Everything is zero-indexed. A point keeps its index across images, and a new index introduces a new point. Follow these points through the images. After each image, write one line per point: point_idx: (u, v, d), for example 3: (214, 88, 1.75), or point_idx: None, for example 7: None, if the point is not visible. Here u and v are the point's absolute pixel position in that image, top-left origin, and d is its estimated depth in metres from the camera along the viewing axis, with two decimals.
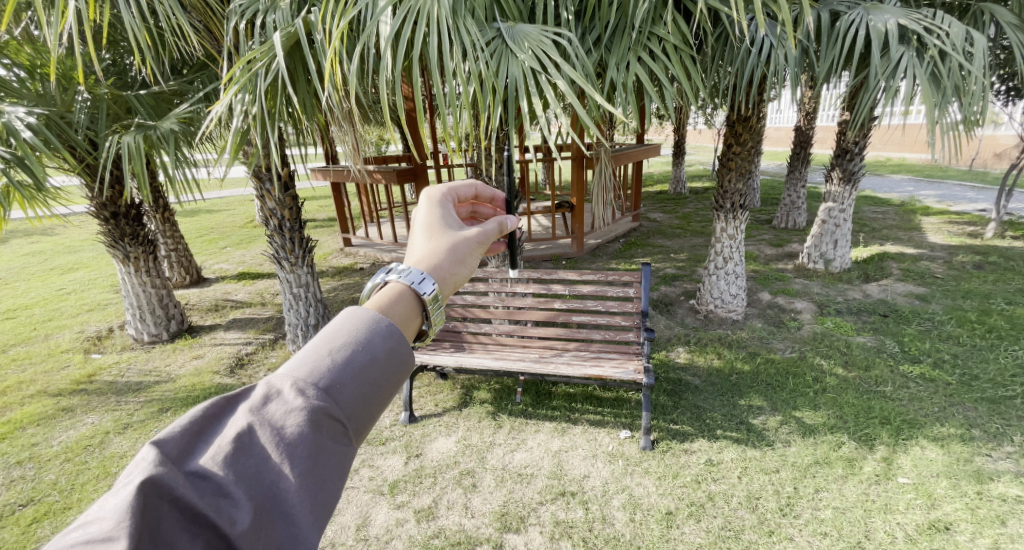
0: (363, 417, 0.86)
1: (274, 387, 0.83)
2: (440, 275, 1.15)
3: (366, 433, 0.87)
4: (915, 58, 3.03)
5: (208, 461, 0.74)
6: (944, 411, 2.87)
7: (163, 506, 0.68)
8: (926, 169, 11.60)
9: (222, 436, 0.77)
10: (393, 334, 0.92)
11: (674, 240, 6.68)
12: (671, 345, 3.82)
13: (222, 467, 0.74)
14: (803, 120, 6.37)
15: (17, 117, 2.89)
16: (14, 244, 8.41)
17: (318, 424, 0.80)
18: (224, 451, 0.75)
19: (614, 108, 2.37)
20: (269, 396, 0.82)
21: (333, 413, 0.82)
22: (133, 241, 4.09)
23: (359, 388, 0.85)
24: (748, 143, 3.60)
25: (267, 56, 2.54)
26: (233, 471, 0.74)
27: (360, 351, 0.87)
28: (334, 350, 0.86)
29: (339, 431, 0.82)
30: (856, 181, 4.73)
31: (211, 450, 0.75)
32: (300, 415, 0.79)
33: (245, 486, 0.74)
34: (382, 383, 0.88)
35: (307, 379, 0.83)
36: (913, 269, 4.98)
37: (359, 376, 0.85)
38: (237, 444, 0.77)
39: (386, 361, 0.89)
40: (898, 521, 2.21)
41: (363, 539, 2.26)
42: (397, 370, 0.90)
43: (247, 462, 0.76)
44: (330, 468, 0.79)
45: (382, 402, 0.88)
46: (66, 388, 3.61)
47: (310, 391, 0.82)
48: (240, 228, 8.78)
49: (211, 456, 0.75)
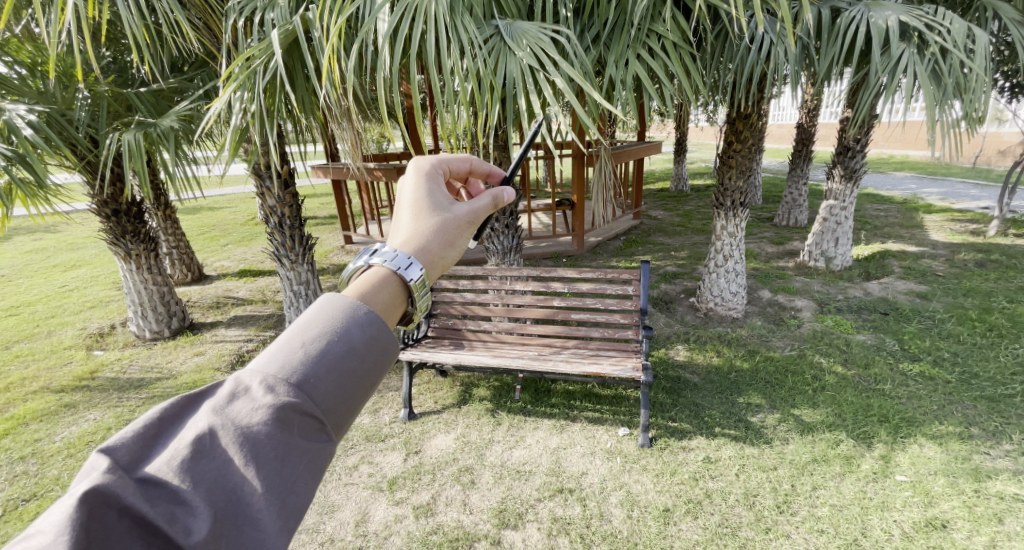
0: (338, 411, 0.85)
1: (239, 383, 0.83)
2: (429, 265, 1.14)
3: (344, 427, 0.87)
4: (916, 55, 3.02)
5: (163, 466, 0.74)
6: (943, 409, 2.87)
7: (111, 514, 0.68)
8: (930, 166, 11.54)
9: (181, 437, 0.78)
10: (373, 323, 0.91)
11: (675, 238, 6.68)
12: (670, 343, 3.83)
13: (180, 471, 0.74)
14: (805, 117, 6.33)
15: (18, 115, 2.90)
16: (17, 241, 8.47)
17: (288, 422, 0.79)
18: (182, 454, 0.75)
19: (613, 106, 2.35)
20: (233, 394, 0.82)
21: (305, 409, 0.81)
22: (135, 238, 4.11)
23: (334, 380, 0.84)
24: (749, 140, 3.58)
25: (265, 53, 2.56)
26: (190, 476, 0.74)
27: (334, 342, 0.86)
28: (305, 343, 0.86)
29: (311, 426, 0.82)
30: (857, 178, 4.71)
31: (167, 454, 0.75)
32: (266, 414, 0.79)
33: (206, 489, 0.74)
34: (360, 374, 0.87)
35: (274, 375, 0.82)
36: (915, 267, 4.97)
37: (333, 369, 0.85)
38: (195, 447, 0.76)
39: (364, 352, 0.88)
40: (895, 519, 2.21)
41: (361, 535, 2.28)
42: (377, 358, 0.90)
43: (207, 465, 0.76)
44: (301, 467, 0.79)
45: (359, 395, 0.88)
46: (68, 385, 3.63)
47: (278, 388, 0.81)
48: (241, 226, 8.81)
49: (167, 461, 0.74)
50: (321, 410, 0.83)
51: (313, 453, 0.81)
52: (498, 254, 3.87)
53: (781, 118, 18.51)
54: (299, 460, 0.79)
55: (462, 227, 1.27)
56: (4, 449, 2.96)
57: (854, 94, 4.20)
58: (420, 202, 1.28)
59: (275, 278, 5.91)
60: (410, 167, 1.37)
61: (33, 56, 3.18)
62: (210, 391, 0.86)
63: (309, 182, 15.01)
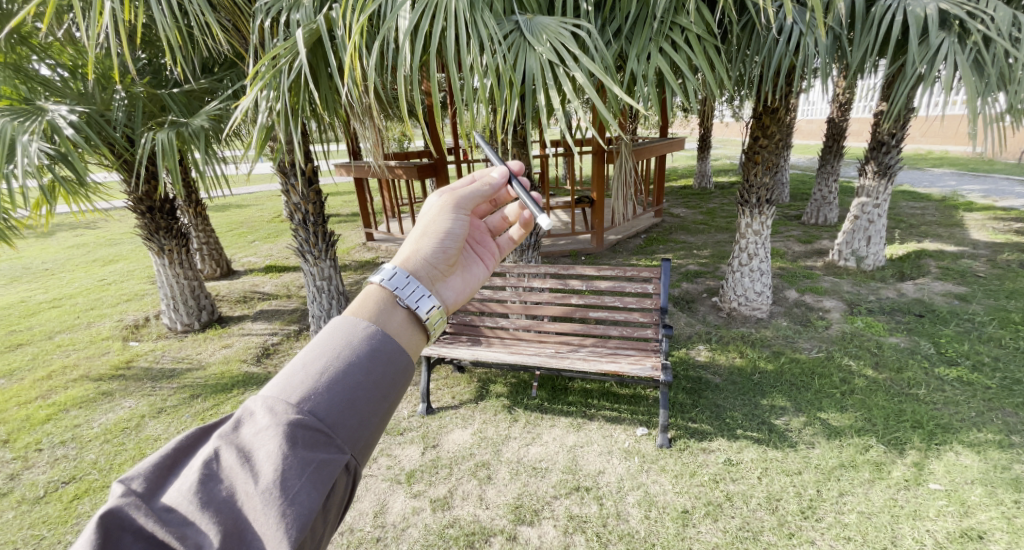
0: (344, 423, 0.86)
1: (249, 407, 0.88)
2: (406, 261, 1.17)
3: (356, 439, 0.87)
4: (957, 45, 2.88)
5: (175, 493, 0.79)
6: (982, 416, 2.74)
7: (126, 536, 0.75)
8: (972, 161, 11.02)
9: (192, 465, 0.82)
10: (375, 337, 0.94)
11: (697, 236, 6.55)
12: (691, 343, 3.76)
13: (189, 496, 0.78)
14: (836, 112, 6.11)
15: (61, 116, 3.03)
16: (59, 237, 8.87)
17: (292, 439, 0.81)
18: (191, 481, 0.80)
19: (635, 101, 2.30)
20: (242, 418, 0.87)
21: (311, 425, 0.83)
22: (168, 234, 4.26)
23: (338, 394, 0.86)
24: (776, 135, 3.48)
25: (291, 53, 2.61)
26: (197, 500, 0.78)
27: (336, 360, 0.89)
28: (307, 363, 0.89)
29: (316, 440, 0.83)
30: (892, 174, 4.53)
31: (178, 481, 0.80)
32: (269, 433, 0.82)
33: (215, 509, 0.78)
34: (366, 386, 0.89)
35: (278, 396, 0.86)
36: (953, 268, 4.76)
37: (336, 384, 0.87)
38: (203, 471, 0.81)
39: (369, 364, 0.91)
40: (927, 528, 2.12)
41: (380, 526, 2.32)
42: (382, 368, 0.91)
43: (215, 489, 0.80)
44: (306, 480, 0.80)
45: (370, 406, 0.89)
46: (106, 374, 3.80)
47: (280, 408, 0.84)
48: (267, 223, 9.03)
49: (177, 487, 0.79)
50: (328, 424, 0.85)
51: (320, 465, 0.82)
52: (516, 251, 3.87)
53: (812, 113, 17.91)
54: (302, 475, 0.80)
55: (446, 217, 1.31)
56: (46, 434, 3.11)
57: (890, 87, 4.03)
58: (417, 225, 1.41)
59: (299, 274, 6.04)
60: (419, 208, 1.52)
61: (75, 59, 3.35)
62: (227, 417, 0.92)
63: (333, 180, 15.30)
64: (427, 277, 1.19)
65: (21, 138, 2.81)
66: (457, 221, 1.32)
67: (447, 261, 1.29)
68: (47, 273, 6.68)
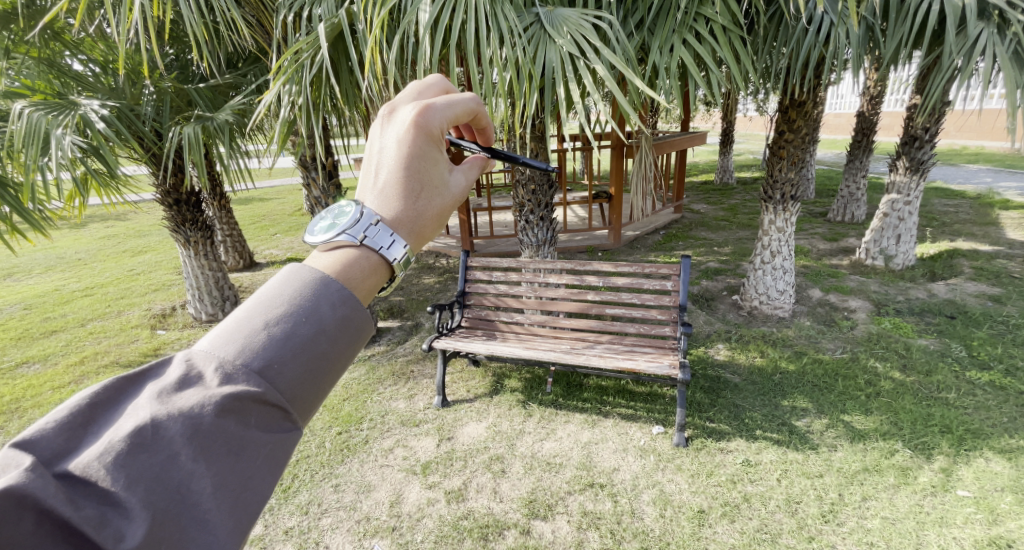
0: (305, 397, 0.75)
1: (192, 365, 0.71)
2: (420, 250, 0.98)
3: (312, 414, 0.77)
4: (996, 36, 2.76)
5: (95, 464, 0.61)
6: (1016, 422, 2.63)
7: (28, 518, 0.55)
8: (1010, 157, 10.60)
9: (113, 430, 0.65)
10: (347, 301, 0.78)
11: (718, 233, 6.45)
12: (711, 341, 3.70)
13: (115, 470, 0.61)
14: (866, 105, 5.92)
15: (92, 110, 3.12)
16: (91, 228, 9.19)
17: (246, 414, 0.68)
18: (117, 450, 0.62)
19: (657, 94, 2.24)
20: (183, 379, 0.70)
21: (269, 399, 0.70)
22: (193, 227, 4.36)
23: (304, 365, 0.73)
24: (803, 130, 3.38)
25: (313, 47, 2.65)
26: (124, 476, 0.61)
27: (305, 323, 0.74)
28: (269, 322, 0.73)
29: (274, 416, 0.71)
30: (925, 170, 4.36)
31: (97, 448, 0.62)
32: (223, 403, 0.67)
33: (145, 488, 0.61)
34: (332, 358, 0.76)
35: (232, 360, 0.70)
36: (988, 268, 4.58)
37: (302, 352, 0.73)
38: (132, 440, 0.63)
39: (338, 333, 0.76)
40: (953, 535, 2.05)
41: (396, 515, 2.34)
42: (356, 340, 0.79)
43: (149, 461, 0.63)
44: (257, 464, 0.68)
45: (332, 380, 0.77)
46: (135, 360, 3.93)
47: (237, 373, 0.69)
48: (290, 216, 9.20)
49: (96, 457, 0.61)
50: (287, 398, 0.72)
51: (275, 447, 0.70)
52: (533, 247, 3.85)
53: (840, 106, 17.46)
54: (259, 456, 0.69)
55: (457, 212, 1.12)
56: None
57: (925, 79, 3.88)
58: (419, 172, 1.03)
59: None
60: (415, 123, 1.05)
61: (105, 54, 3.44)
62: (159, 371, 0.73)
63: (354, 174, 15.56)
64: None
65: (54, 131, 2.89)
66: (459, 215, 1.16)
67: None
68: (80, 263, 6.92)
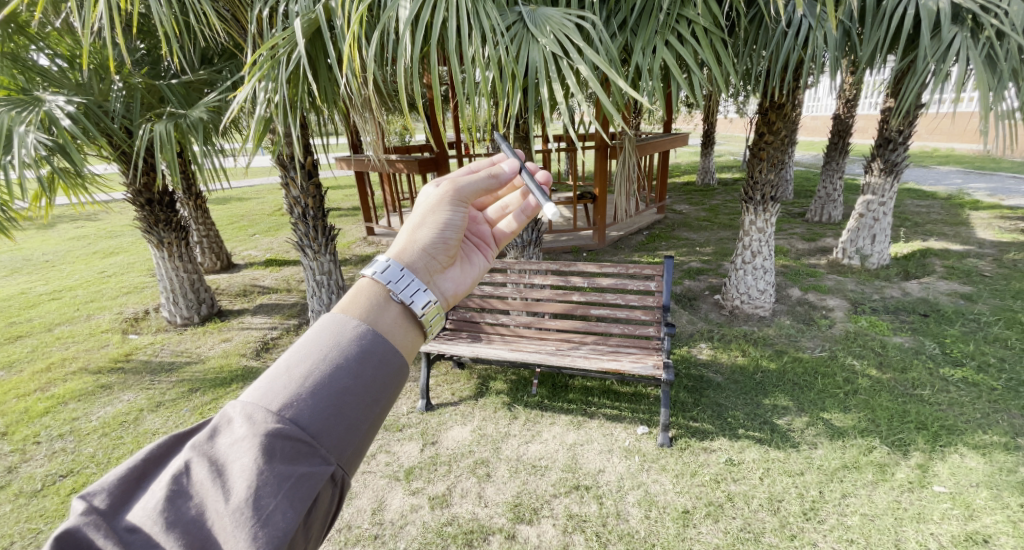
0: (331, 431, 0.82)
1: (225, 415, 0.82)
2: (402, 251, 1.15)
3: (341, 447, 0.82)
4: (970, 40, 2.82)
5: (140, 511, 0.73)
6: (987, 418, 2.71)
7: None
8: (977, 160, 10.94)
9: (157, 480, 0.77)
10: (365, 337, 0.89)
11: (700, 233, 6.52)
12: (693, 341, 3.73)
13: (156, 515, 0.72)
14: (842, 108, 6.03)
15: (58, 106, 2.98)
16: (60, 229, 8.89)
17: (271, 451, 0.76)
18: (157, 497, 0.74)
19: (641, 96, 2.22)
20: (218, 429, 0.81)
21: (293, 435, 0.78)
22: (167, 227, 4.22)
23: (324, 401, 0.82)
24: (782, 132, 3.42)
25: (289, 43, 2.56)
26: (163, 520, 0.72)
27: (323, 363, 0.85)
28: (292, 366, 0.84)
29: (299, 451, 0.78)
30: (899, 172, 4.46)
31: (144, 498, 0.74)
32: (245, 445, 0.77)
33: (183, 530, 0.72)
34: (354, 392, 0.84)
35: (258, 403, 0.81)
36: (959, 267, 4.71)
37: (322, 390, 0.82)
38: (172, 487, 0.75)
39: (358, 368, 0.86)
40: (931, 531, 2.10)
41: (378, 523, 2.30)
42: (374, 372, 0.87)
43: (185, 505, 0.74)
44: (283, 498, 0.75)
45: (358, 413, 0.84)
46: (105, 366, 3.79)
47: (259, 416, 0.79)
48: (268, 216, 8.99)
49: (142, 505, 0.73)
50: (311, 433, 0.80)
51: (300, 479, 0.77)
52: (517, 248, 3.84)
53: (817, 110, 17.79)
54: (280, 491, 0.75)
55: (443, 209, 1.27)
56: (45, 427, 3.09)
57: (899, 82, 3.96)
58: None
59: (299, 267, 6.02)
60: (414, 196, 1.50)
61: (72, 49, 3.35)
62: (201, 426, 0.86)
63: (334, 174, 15.32)
64: (425, 270, 1.16)
65: (17, 129, 2.79)
66: (455, 210, 1.29)
67: (447, 253, 1.26)
68: (48, 265, 6.68)
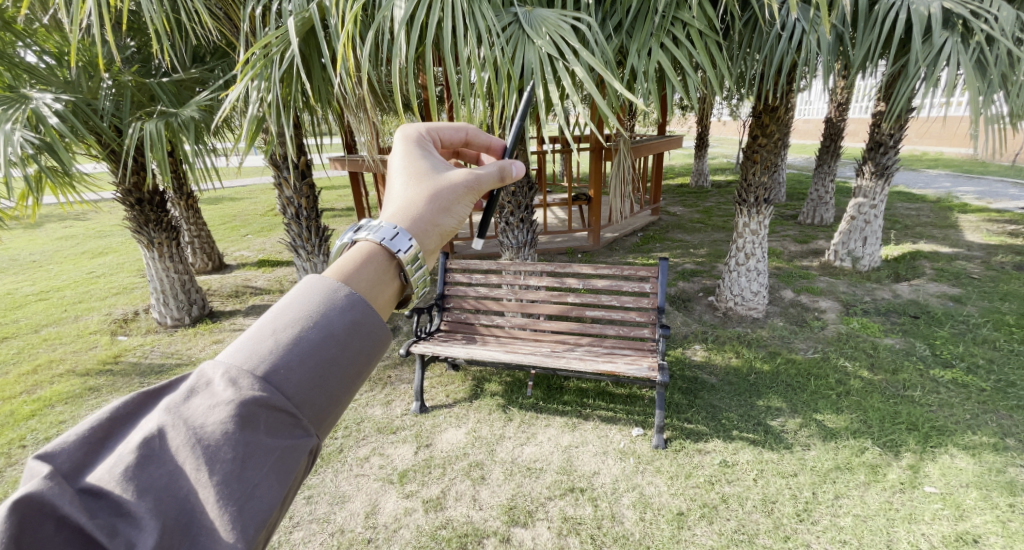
0: (315, 402, 0.78)
1: (202, 377, 0.76)
2: (423, 232, 1.11)
3: (325, 420, 0.79)
4: (960, 45, 2.85)
5: (106, 475, 0.67)
6: (977, 419, 2.74)
7: (48, 525, 0.61)
8: (966, 164, 11.09)
9: (126, 442, 0.70)
10: (356, 306, 0.83)
11: (693, 235, 6.55)
12: (688, 342, 3.74)
13: (126, 481, 0.66)
14: (834, 112, 6.08)
15: (45, 104, 2.93)
16: (47, 228, 8.76)
17: (254, 422, 0.72)
18: (127, 462, 0.67)
19: (636, 98, 2.20)
20: (194, 390, 0.75)
21: (277, 405, 0.74)
22: (157, 227, 4.17)
23: (311, 371, 0.77)
24: (775, 134, 3.43)
25: (282, 42, 2.53)
26: (135, 486, 0.66)
27: (311, 329, 0.79)
28: (277, 330, 0.78)
29: (282, 423, 0.74)
30: (889, 175, 4.50)
31: (110, 461, 0.68)
32: (227, 411, 0.71)
33: (157, 498, 0.67)
34: (341, 363, 0.80)
35: (241, 368, 0.75)
36: (948, 269, 4.77)
37: (309, 357, 0.77)
38: (142, 451, 0.69)
39: (347, 338, 0.81)
40: (923, 532, 2.11)
41: (371, 527, 2.27)
42: (362, 343, 0.82)
43: (158, 471, 0.68)
44: (265, 471, 0.71)
45: (343, 385, 0.80)
46: (93, 368, 3.73)
47: (244, 382, 0.74)
48: (260, 217, 8.91)
49: (109, 469, 0.67)
50: (296, 404, 0.75)
51: (285, 452, 0.73)
52: (513, 249, 3.83)
53: (809, 114, 17.98)
54: (265, 463, 0.71)
55: (458, 197, 1.25)
56: (31, 430, 3.03)
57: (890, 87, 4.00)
58: (415, 168, 1.28)
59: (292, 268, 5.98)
60: (406, 138, 1.38)
61: (60, 46, 3.30)
62: (171, 383, 0.79)
63: (327, 174, 15.22)
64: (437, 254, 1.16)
65: (3, 127, 2.74)
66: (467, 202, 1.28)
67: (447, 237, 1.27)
68: (35, 265, 6.58)
